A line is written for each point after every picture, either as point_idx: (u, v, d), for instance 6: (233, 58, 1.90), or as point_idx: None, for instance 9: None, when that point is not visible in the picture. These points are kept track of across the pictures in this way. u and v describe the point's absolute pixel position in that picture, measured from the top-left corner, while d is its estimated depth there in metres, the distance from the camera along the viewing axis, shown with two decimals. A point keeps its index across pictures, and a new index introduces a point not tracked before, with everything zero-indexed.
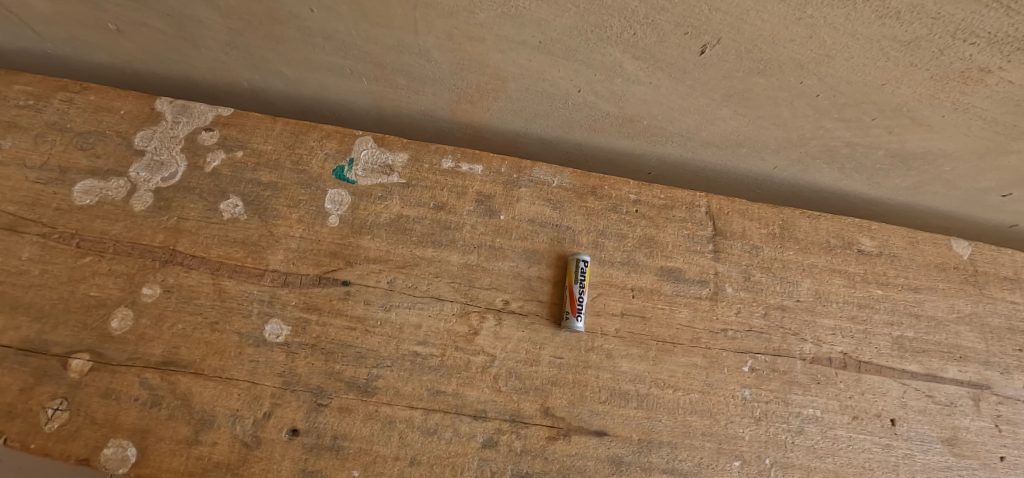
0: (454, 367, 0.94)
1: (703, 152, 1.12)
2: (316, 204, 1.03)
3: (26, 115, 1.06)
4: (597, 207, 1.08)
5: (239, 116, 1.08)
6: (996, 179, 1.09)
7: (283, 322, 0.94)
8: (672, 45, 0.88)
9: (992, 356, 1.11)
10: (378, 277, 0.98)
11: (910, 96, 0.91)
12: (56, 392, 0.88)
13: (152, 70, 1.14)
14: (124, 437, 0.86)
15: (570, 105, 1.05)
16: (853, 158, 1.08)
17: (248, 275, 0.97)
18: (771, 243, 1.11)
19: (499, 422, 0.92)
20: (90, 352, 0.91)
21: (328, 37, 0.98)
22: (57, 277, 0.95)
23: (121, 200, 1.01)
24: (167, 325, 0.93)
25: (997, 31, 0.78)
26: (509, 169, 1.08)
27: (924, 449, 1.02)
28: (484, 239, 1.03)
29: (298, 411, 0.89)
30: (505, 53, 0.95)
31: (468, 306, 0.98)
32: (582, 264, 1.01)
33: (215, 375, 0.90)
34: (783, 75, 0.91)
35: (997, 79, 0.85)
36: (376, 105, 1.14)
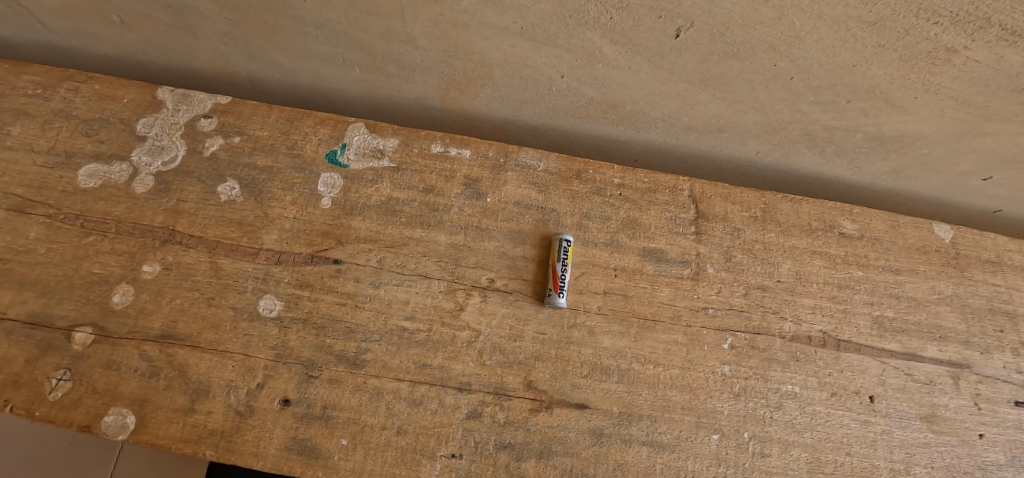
0: (440, 342, 0.97)
1: (686, 137, 1.15)
2: (309, 186, 1.07)
3: (35, 103, 1.12)
4: (581, 190, 1.11)
5: (236, 104, 1.13)
6: (974, 161, 1.11)
7: (276, 297, 0.98)
8: (647, 29, 0.90)
9: (973, 336, 1.13)
10: (368, 256, 1.02)
11: (881, 78, 0.93)
12: (60, 363, 0.92)
13: (154, 61, 1.20)
14: (124, 406, 0.90)
15: (554, 91, 1.08)
16: (832, 141, 1.11)
17: (244, 253, 1.00)
18: (752, 225, 1.14)
19: (484, 394, 0.95)
20: (92, 326, 0.95)
21: (320, 26, 1.02)
22: (62, 255, 1.00)
23: (123, 183, 1.06)
24: (166, 300, 0.97)
25: (959, 10, 0.79)
26: (496, 153, 1.12)
27: (903, 426, 1.04)
28: (470, 221, 1.06)
29: (289, 382, 0.93)
30: (489, 40, 0.98)
31: (455, 284, 1.01)
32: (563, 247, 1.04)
33: (210, 348, 0.94)
34: (757, 58, 0.93)
35: (964, 59, 0.87)
36: (368, 93, 1.18)
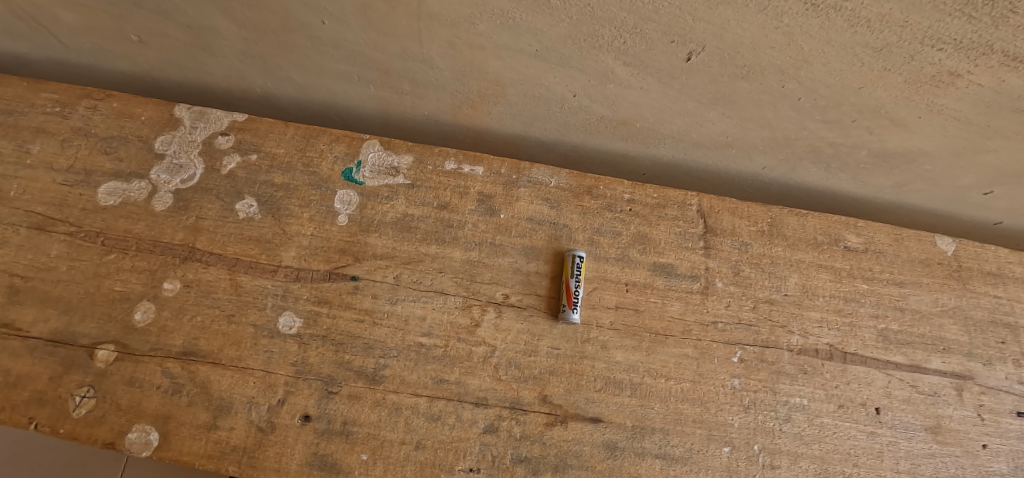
0: (456, 357, 0.99)
1: (693, 153, 1.18)
2: (326, 204, 1.09)
3: (54, 121, 1.13)
4: (593, 206, 1.14)
5: (253, 121, 1.15)
6: (976, 177, 1.13)
7: (296, 314, 1.00)
8: (659, 52, 0.91)
9: (976, 348, 1.15)
10: (385, 273, 1.04)
11: (886, 98, 0.94)
12: (84, 380, 0.94)
13: (170, 78, 1.21)
14: (147, 423, 0.92)
15: (566, 109, 1.10)
16: (837, 158, 1.13)
17: (263, 270, 1.02)
18: (759, 240, 1.17)
19: (500, 409, 0.96)
20: (115, 343, 0.96)
21: (337, 46, 1.03)
22: (83, 273, 1.01)
23: (143, 201, 1.07)
24: (187, 317, 0.99)
25: (962, 37, 0.80)
26: (509, 170, 1.14)
27: (908, 437, 1.07)
28: (485, 237, 1.08)
29: (309, 398, 0.94)
30: (504, 60, 0.99)
31: (470, 300, 1.03)
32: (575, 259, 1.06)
33: (231, 364, 0.96)
34: (766, 79, 0.93)
35: (967, 82, 0.88)
36: (381, 109, 1.20)
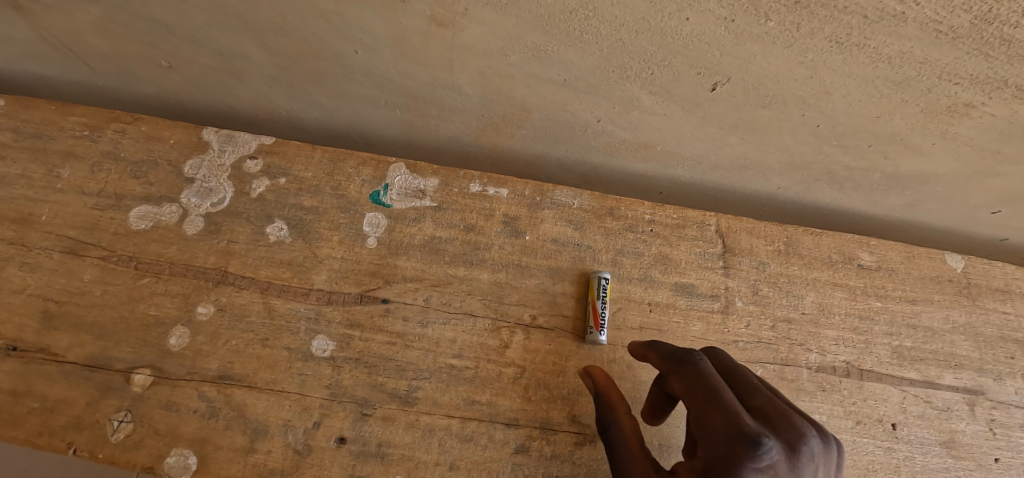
0: (487, 378, 1.01)
1: (711, 174, 1.21)
2: (355, 226, 1.11)
3: (83, 145, 1.15)
4: (615, 227, 1.16)
5: (280, 145, 1.16)
6: (984, 197, 1.17)
7: (329, 338, 1.01)
8: (685, 82, 0.94)
9: (986, 363, 1.19)
10: (415, 295, 1.06)
11: (902, 126, 0.97)
12: (121, 405, 0.95)
13: (197, 101, 1.23)
14: (185, 446, 0.93)
15: (589, 133, 1.13)
16: (851, 179, 1.16)
17: (295, 293, 1.04)
18: (777, 259, 1.20)
19: (530, 429, 0.99)
20: (150, 367, 0.98)
21: (367, 73, 1.06)
22: (117, 297, 1.03)
23: (174, 225, 1.09)
24: (222, 341, 1.00)
25: (978, 73, 0.82)
26: (532, 192, 1.16)
27: (924, 452, 1.10)
28: (511, 259, 1.11)
29: (344, 420, 0.96)
30: (532, 88, 1.02)
31: (498, 322, 1.05)
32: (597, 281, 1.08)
33: (267, 387, 0.97)
34: (787, 108, 0.96)
35: (981, 112, 0.91)
36: (406, 131, 1.22)
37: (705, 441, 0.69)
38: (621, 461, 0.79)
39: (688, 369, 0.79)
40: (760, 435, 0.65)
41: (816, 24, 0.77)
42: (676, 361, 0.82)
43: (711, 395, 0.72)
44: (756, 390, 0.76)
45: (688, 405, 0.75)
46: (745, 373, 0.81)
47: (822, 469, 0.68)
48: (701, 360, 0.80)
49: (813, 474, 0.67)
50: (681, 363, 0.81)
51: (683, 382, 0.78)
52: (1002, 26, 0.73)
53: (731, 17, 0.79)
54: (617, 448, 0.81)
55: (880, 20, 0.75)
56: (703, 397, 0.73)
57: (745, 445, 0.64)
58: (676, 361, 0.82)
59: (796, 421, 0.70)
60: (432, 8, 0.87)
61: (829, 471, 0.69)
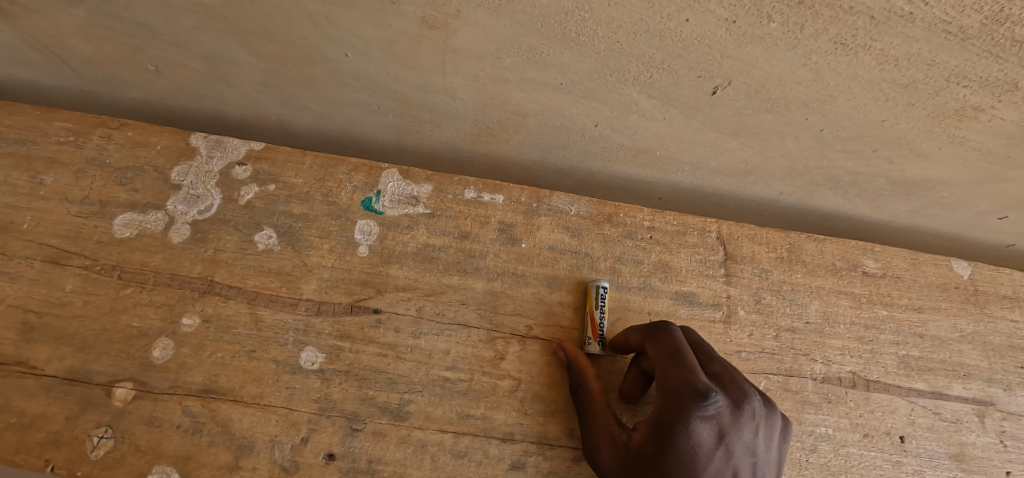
0: (482, 391, 0.98)
1: (712, 180, 1.18)
2: (346, 234, 1.08)
3: (67, 151, 1.12)
4: (613, 234, 1.13)
5: (270, 151, 1.14)
6: (992, 203, 1.15)
7: (318, 350, 0.98)
8: (686, 86, 0.91)
9: (995, 373, 1.15)
10: (407, 305, 1.03)
11: (909, 131, 0.94)
12: (101, 420, 0.92)
13: (185, 105, 1.20)
14: (167, 464, 0.90)
15: (586, 138, 1.10)
16: (855, 185, 1.14)
17: (284, 304, 1.01)
18: (779, 266, 1.17)
19: (526, 444, 0.95)
20: (132, 381, 0.94)
21: (359, 77, 1.03)
22: (99, 308, 0.99)
23: (159, 233, 1.06)
24: (207, 353, 0.97)
25: (988, 75, 0.79)
26: (529, 198, 1.13)
27: (933, 465, 1.06)
28: (506, 267, 1.07)
29: (333, 436, 0.93)
30: (528, 92, 0.99)
31: (493, 332, 1.02)
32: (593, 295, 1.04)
33: (253, 401, 0.94)
34: (790, 112, 0.94)
35: (989, 116, 0.88)
36: (399, 137, 1.19)
37: (665, 395, 0.81)
38: (587, 421, 0.90)
39: (661, 339, 0.89)
40: (710, 390, 0.79)
41: (820, 25, 0.74)
42: (651, 332, 0.91)
43: (677, 360, 0.84)
44: (716, 360, 0.89)
45: (659, 369, 0.85)
46: (710, 348, 0.92)
47: (761, 427, 0.83)
48: (673, 330, 0.90)
49: (752, 429, 0.81)
50: (654, 333, 0.91)
51: (657, 350, 0.88)
52: (1013, 26, 0.70)
53: (732, 18, 0.76)
54: (585, 407, 0.92)
55: (886, 20, 0.72)
56: (669, 361, 0.84)
57: (696, 397, 0.78)
58: (651, 332, 0.91)
59: (744, 386, 0.85)
60: (424, 10, 0.84)
61: (766, 428, 0.83)
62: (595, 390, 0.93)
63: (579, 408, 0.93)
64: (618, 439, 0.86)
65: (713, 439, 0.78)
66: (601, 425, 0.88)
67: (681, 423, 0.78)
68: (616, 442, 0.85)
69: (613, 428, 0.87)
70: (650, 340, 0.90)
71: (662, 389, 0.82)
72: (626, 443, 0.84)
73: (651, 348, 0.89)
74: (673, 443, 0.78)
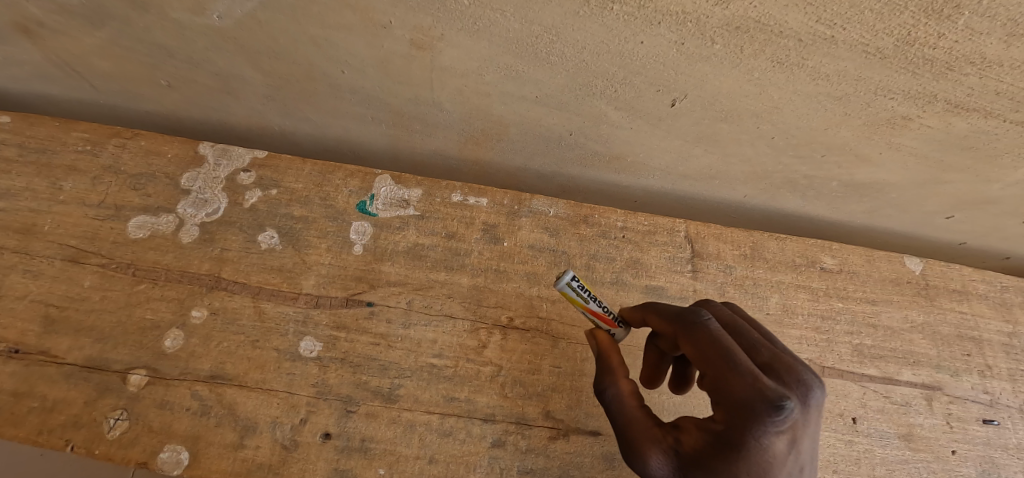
0: (466, 376, 1.07)
1: (681, 184, 1.28)
2: (342, 234, 1.17)
3: (85, 159, 1.21)
4: (589, 234, 1.23)
5: (272, 159, 1.24)
6: (938, 203, 1.24)
7: (316, 339, 1.07)
8: (648, 99, 1.01)
9: (943, 360, 1.25)
10: (398, 298, 1.12)
11: (850, 138, 1.04)
12: (117, 404, 1.00)
13: (194, 117, 1.30)
14: (177, 443, 0.98)
15: (563, 145, 1.20)
16: (811, 188, 1.24)
17: (285, 298, 1.10)
18: (742, 262, 1.26)
19: (506, 424, 1.04)
20: (146, 368, 1.03)
21: (355, 92, 1.13)
22: (115, 302, 1.09)
23: (170, 233, 1.15)
24: (214, 343, 1.06)
25: (909, 89, 0.89)
26: (511, 201, 1.24)
27: (883, 444, 1.15)
28: (490, 264, 1.17)
29: (330, 417, 1.01)
30: (507, 105, 1.09)
31: (477, 323, 1.12)
32: (571, 293, 0.97)
33: (256, 386, 1.03)
34: (743, 122, 1.04)
35: (918, 125, 0.98)
36: (392, 145, 1.30)
37: (727, 408, 0.69)
38: (622, 430, 0.78)
39: (703, 336, 0.76)
40: (782, 396, 0.66)
41: (756, 46, 0.85)
42: (681, 323, 0.80)
43: (734, 366, 0.70)
44: (760, 345, 0.77)
45: (710, 374, 0.72)
46: (747, 330, 0.80)
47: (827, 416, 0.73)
48: (708, 322, 0.78)
49: (818, 420, 0.73)
50: (690, 328, 0.78)
51: (698, 349, 0.75)
52: (922, 47, 0.80)
53: (680, 41, 0.86)
54: (618, 411, 0.80)
55: (813, 42, 0.82)
56: (725, 368, 0.71)
57: (768, 409, 0.66)
58: (696, 332, 0.77)
59: (803, 376, 0.73)
60: (412, 33, 0.95)
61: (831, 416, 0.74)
62: (627, 391, 0.82)
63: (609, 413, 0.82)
64: (664, 441, 0.75)
65: (786, 445, 0.70)
66: (641, 433, 0.77)
67: (756, 438, 0.67)
68: (662, 446, 0.75)
69: (655, 432, 0.76)
70: (685, 334, 0.78)
71: (720, 396, 0.70)
72: (675, 447, 0.74)
73: (690, 348, 0.77)
74: (741, 457, 0.68)
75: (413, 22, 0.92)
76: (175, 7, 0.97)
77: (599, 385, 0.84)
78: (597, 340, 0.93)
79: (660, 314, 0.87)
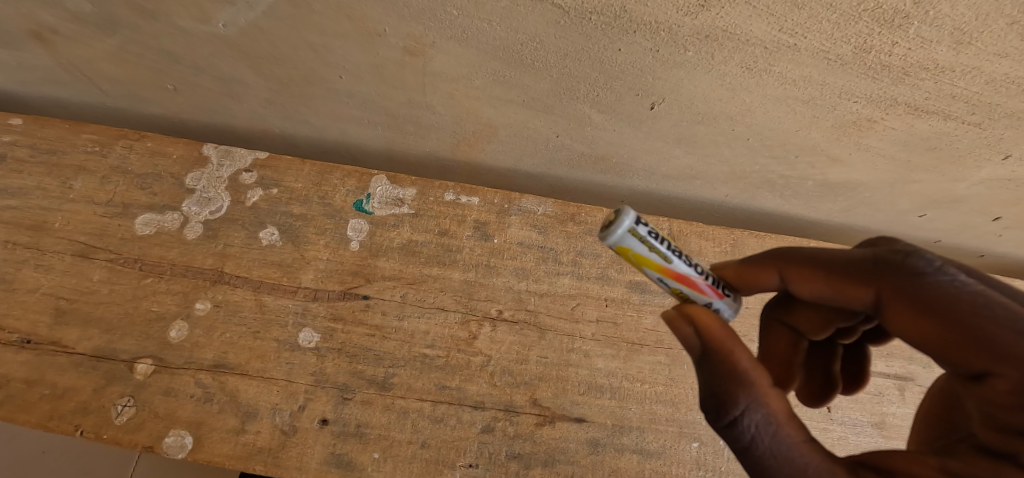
0: (457, 366, 1.12)
1: (664, 184, 1.34)
2: (339, 231, 1.23)
3: (94, 160, 1.27)
4: (576, 231, 1.29)
5: (273, 159, 1.29)
6: (909, 202, 1.30)
7: (314, 330, 1.12)
8: (628, 103, 1.07)
9: (915, 352, 1.30)
10: (392, 292, 1.17)
11: (820, 139, 1.10)
12: (124, 391, 1.05)
13: (198, 119, 1.36)
14: (182, 428, 1.03)
15: (551, 147, 1.26)
16: (788, 187, 1.30)
17: (285, 291, 1.16)
18: (723, 259, 1.32)
19: (495, 411, 1.09)
20: (152, 357, 1.08)
21: (352, 96, 1.19)
22: (123, 295, 1.14)
23: (175, 230, 1.21)
24: (217, 334, 1.11)
25: (871, 93, 0.95)
26: (501, 200, 1.29)
27: (856, 432, 1.21)
28: (480, 259, 1.23)
29: (327, 404, 1.06)
30: (497, 108, 1.15)
31: (468, 315, 1.17)
32: (633, 245, 0.71)
33: (257, 375, 1.08)
34: (719, 124, 1.10)
35: (883, 126, 1.04)
36: (388, 146, 1.35)
37: None
38: (742, 444, 0.61)
39: (963, 306, 0.56)
40: None
41: (726, 53, 0.91)
42: (862, 275, 0.65)
43: None
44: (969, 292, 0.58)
45: (1010, 372, 0.52)
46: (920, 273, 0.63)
47: None
48: (923, 277, 0.60)
49: None
50: (884, 276, 0.62)
51: (977, 334, 0.54)
52: (879, 54, 0.87)
53: (655, 48, 0.93)
54: (741, 419, 0.62)
55: (777, 49, 0.89)
56: None
57: None
58: (896, 278, 0.61)
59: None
60: (405, 41, 1.01)
61: None
62: (779, 410, 0.62)
63: (725, 424, 0.63)
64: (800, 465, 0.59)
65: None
66: (791, 458, 0.59)
67: None
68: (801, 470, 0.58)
69: (806, 457, 0.59)
70: (876, 286, 0.63)
71: (981, 384, 0.55)
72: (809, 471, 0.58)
73: (964, 336, 0.55)
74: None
75: (406, 30, 0.98)
76: (182, 16, 1.03)
77: (728, 401, 0.62)
78: (702, 327, 0.69)
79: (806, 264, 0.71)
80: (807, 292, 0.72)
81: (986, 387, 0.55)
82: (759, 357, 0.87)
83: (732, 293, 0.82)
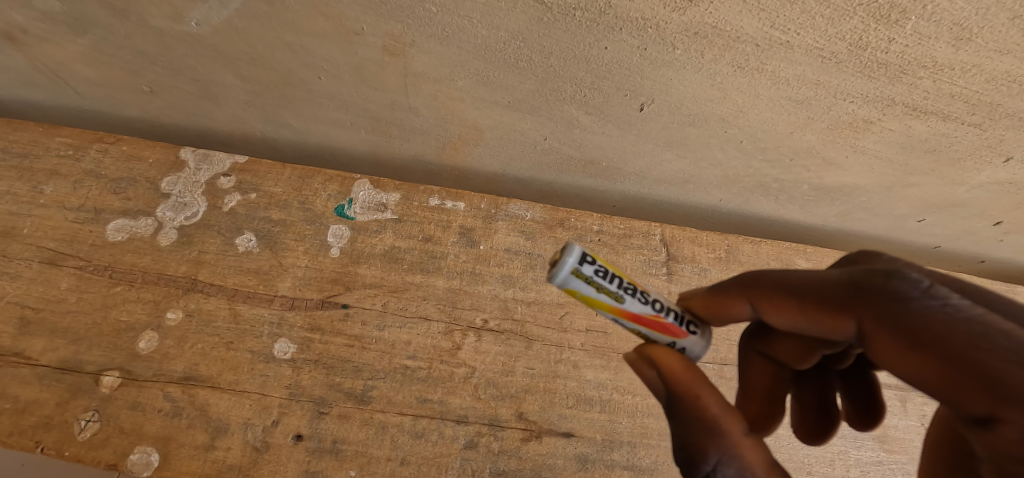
0: (439, 378, 1.07)
1: (655, 188, 1.30)
2: (319, 237, 1.19)
3: (67, 163, 1.23)
4: (565, 237, 1.25)
5: (253, 164, 1.26)
6: (907, 207, 1.26)
7: (291, 341, 1.08)
8: (616, 104, 1.03)
9: None
10: (373, 301, 1.13)
11: (816, 141, 1.06)
12: (89, 405, 0.99)
13: (177, 123, 1.32)
14: (148, 444, 0.97)
15: (538, 151, 1.22)
16: (783, 191, 1.26)
17: (260, 300, 1.11)
18: (717, 265, 1.28)
19: (479, 426, 1.04)
20: (119, 369, 1.03)
21: (333, 98, 1.15)
22: (92, 304, 1.09)
23: (149, 236, 1.17)
24: (188, 345, 1.06)
25: (868, 92, 0.92)
26: (487, 205, 1.26)
27: (857, 446, 1.15)
28: (466, 266, 1.18)
29: (302, 418, 1.01)
30: (481, 110, 1.12)
31: (452, 325, 1.12)
32: (579, 287, 0.67)
33: (229, 387, 1.03)
34: (711, 126, 1.06)
35: (880, 128, 1.00)
36: (372, 150, 1.32)
37: None
38: None
39: (955, 338, 0.50)
40: None
41: (717, 51, 0.88)
42: (840, 303, 0.61)
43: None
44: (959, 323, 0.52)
45: (1017, 417, 0.46)
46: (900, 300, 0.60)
47: None
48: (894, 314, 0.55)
49: None
50: (865, 303, 0.58)
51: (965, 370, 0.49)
52: (875, 51, 0.83)
53: (643, 46, 0.89)
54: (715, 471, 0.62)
55: (769, 47, 0.85)
56: None
57: None
58: (876, 305, 0.57)
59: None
60: (384, 40, 0.97)
61: None
62: (755, 462, 0.62)
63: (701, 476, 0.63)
64: None
65: None
66: None
67: None
68: None
69: None
70: (855, 314, 0.59)
71: (988, 428, 0.50)
72: None
73: (960, 374, 0.50)
74: None
75: (384, 29, 0.94)
76: (155, 15, 0.99)
77: (699, 453, 0.63)
78: (665, 368, 0.70)
79: (775, 291, 0.68)
80: (782, 322, 0.68)
81: (993, 432, 0.49)
82: (740, 391, 0.83)
83: (700, 329, 0.79)
